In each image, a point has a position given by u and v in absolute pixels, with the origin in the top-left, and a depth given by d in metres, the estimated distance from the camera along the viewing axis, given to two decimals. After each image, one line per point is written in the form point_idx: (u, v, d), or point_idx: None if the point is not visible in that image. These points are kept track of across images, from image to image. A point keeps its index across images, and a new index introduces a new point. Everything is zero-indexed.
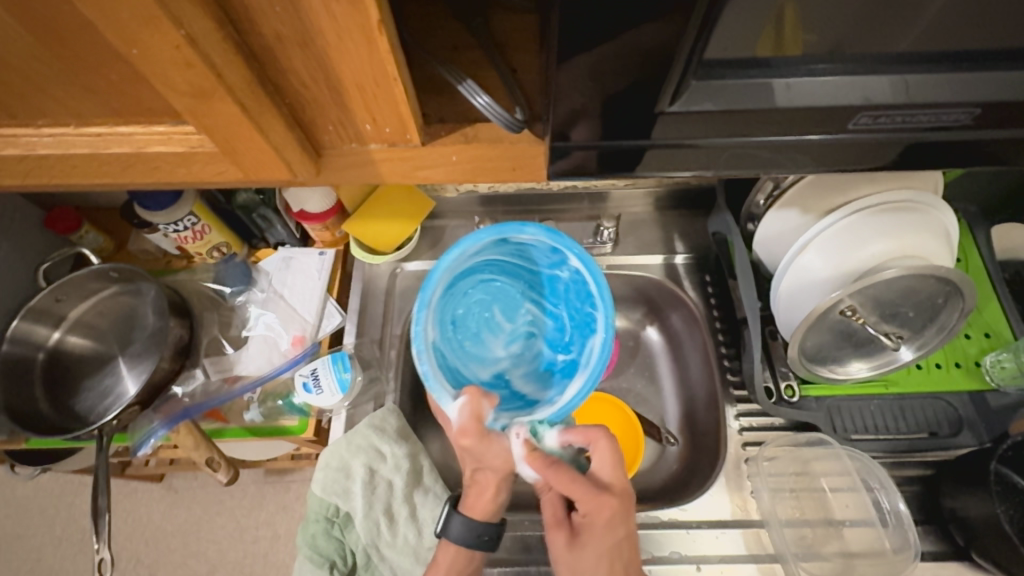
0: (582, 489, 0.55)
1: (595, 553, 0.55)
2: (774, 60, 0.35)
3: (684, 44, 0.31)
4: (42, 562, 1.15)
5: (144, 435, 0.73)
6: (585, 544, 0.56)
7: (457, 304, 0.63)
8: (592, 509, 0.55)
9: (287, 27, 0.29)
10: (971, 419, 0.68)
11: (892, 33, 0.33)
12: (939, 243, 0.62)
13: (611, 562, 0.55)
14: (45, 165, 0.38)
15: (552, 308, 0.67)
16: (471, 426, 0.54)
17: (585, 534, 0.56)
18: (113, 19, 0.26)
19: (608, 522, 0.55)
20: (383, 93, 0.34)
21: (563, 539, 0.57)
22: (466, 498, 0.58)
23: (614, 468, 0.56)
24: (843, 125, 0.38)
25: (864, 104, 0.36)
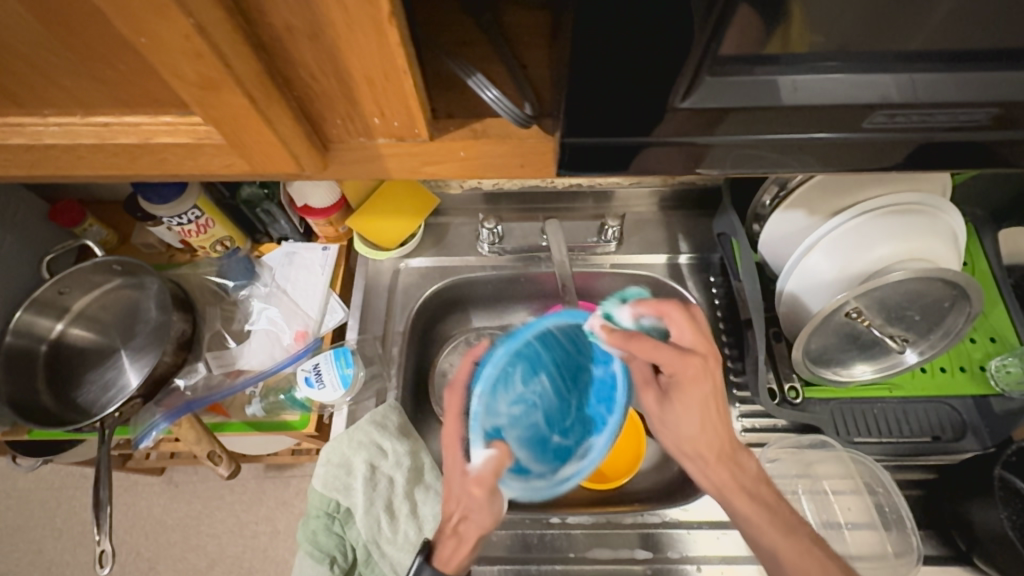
0: (663, 351, 0.55)
1: (688, 407, 0.57)
2: (781, 57, 0.34)
3: (697, 42, 0.31)
4: (42, 553, 1.15)
5: (147, 427, 0.73)
6: (674, 400, 0.58)
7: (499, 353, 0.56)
8: (680, 368, 0.56)
9: (298, 20, 0.29)
10: (974, 424, 0.68)
11: (912, 34, 0.32)
12: (947, 246, 0.61)
13: (702, 409, 0.57)
14: (51, 154, 0.37)
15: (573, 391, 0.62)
16: (489, 476, 0.52)
17: (673, 394, 0.58)
18: (123, 8, 0.26)
19: (694, 376, 0.56)
20: (392, 87, 0.33)
21: (654, 399, 0.60)
22: (441, 550, 0.54)
23: (691, 332, 0.58)
24: (856, 123, 0.38)
25: (879, 103, 0.36)
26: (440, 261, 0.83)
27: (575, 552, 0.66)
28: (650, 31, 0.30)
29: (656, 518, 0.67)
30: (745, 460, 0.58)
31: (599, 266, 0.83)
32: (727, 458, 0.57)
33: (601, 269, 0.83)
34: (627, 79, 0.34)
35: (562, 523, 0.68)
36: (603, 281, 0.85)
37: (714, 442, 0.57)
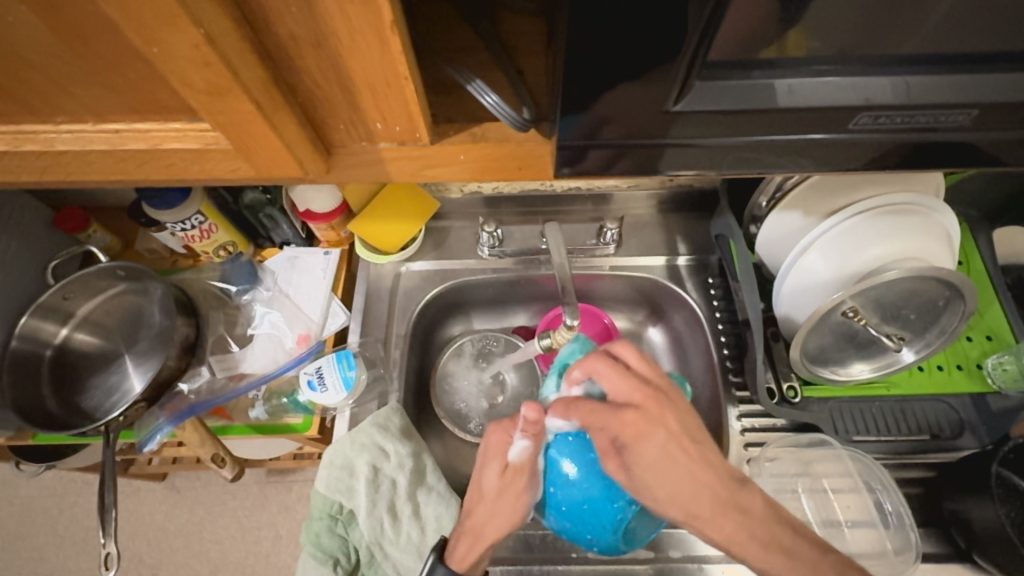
0: (598, 412, 0.49)
1: (652, 460, 0.47)
2: (779, 61, 0.35)
3: (686, 49, 0.32)
4: (44, 560, 1.15)
5: (150, 431, 0.73)
6: (638, 462, 0.48)
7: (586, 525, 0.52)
8: (624, 422, 0.48)
9: (304, 29, 0.30)
10: (971, 421, 0.69)
11: (907, 36, 0.34)
12: (940, 247, 0.62)
13: (671, 465, 0.47)
14: (62, 161, 0.38)
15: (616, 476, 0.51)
16: (525, 464, 0.54)
17: (631, 448, 0.48)
18: (136, 19, 0.27)
19: (642, 428, 0.48)
20: (394, 93, 0.34)
21: (617, 469, 0.49)
22: (454, 548, 0.54)
23: (624, 379, 0.50)
24: (843, 124, 0.39)
25: (865, 105, 0.37)
26: (441, 264, 0.84)
27: (578, 553, 0.67)
28: (644, 38, 0.32)
29: None
30: (751, 501, 0.48)
31: (598, 269, 0.84)
32: (727, 508, 0.47)
33: (600, 272, 0.84)
34: (623, 83, 0.34)
35: None
36: (602, 283, 0.86)
37: (702, 496, 0.47)
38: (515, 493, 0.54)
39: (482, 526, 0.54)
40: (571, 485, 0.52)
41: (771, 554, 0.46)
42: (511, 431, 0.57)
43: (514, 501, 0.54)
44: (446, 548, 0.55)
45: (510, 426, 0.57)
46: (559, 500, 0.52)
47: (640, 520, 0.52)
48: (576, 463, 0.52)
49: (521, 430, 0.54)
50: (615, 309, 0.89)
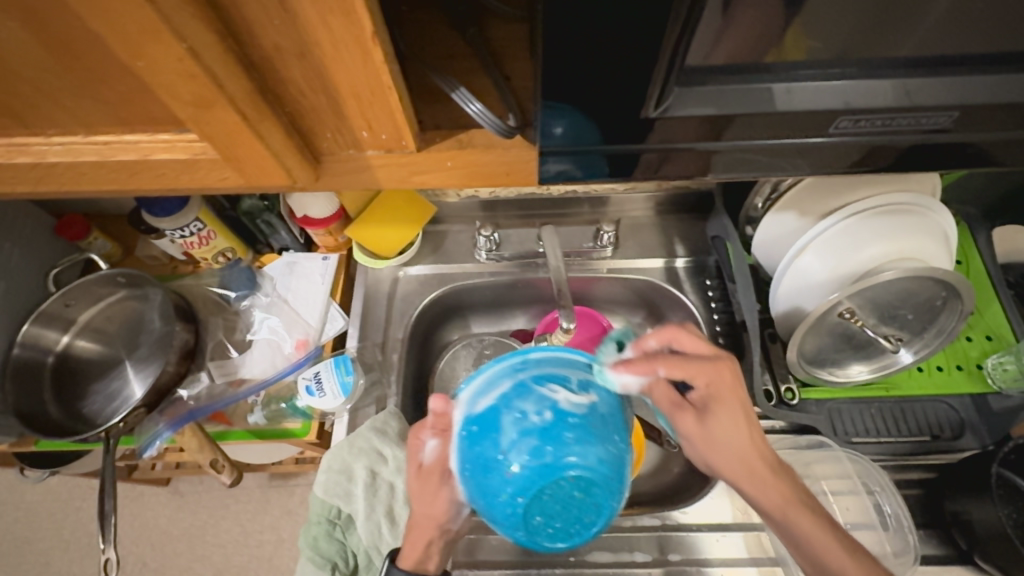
0: (693, 363, 0.53)
1: (730, 418, 0.53)
2: (776, 65, 0.35)
3: (665, 51, 0.32)
4: (49, 565, 1.16)
5: (150, 437, 0.74)
6: (713, 416, 0.53)
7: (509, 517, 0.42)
8: (714, 379, 0.53)
9: (287, 40, 0.30)
10: (972, 422, 0.68)
11: (894, 41, 0.34)
12: (936, 246, 0.62)
13: (739, 425, 0.53)
14: (54, 171, 0.39)
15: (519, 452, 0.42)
16: (437, 465, 0.54)
17: (711, 405, 0.53)
18: (120, 34, 0.27)
19: (731, 390, 0.53)
20: (379, 101, 0.35)
21: (692, 422, 0.54)
22: (402, 546, 0.55)
23: (707, 345, 0.55)
24: (825, 128, 0.39)
25: (844, 109, 0.37)
26: (438, 268, 0.84)
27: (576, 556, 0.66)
28: (624, 44, 0.32)
29: (657, 521, 0.68)
30: (794, 473, 0.53)
31: (595, 271, 0.84)
32: (781, 471, 0.52)
33: (597, 274, 0.84)
34: (606, 86, 0.35)
35: None
36: (600, 286, 0.86)
37: (746, 454, 0.52)
38: (432, 492, 0.55)
39: (416, 523, 0.55)
40: (484, 476, 0.43)
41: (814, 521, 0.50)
42: (421, 435, 0.55)
43: (434, 499, 0.54)
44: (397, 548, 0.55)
45: (417, 430, 0.55)
46: (473, 490, 0.44)
47: (564, 508, 0.43)
48: (477, 450, 0.44)
49: (430, 431, 0.53)
50: (614, 311, 0.89)
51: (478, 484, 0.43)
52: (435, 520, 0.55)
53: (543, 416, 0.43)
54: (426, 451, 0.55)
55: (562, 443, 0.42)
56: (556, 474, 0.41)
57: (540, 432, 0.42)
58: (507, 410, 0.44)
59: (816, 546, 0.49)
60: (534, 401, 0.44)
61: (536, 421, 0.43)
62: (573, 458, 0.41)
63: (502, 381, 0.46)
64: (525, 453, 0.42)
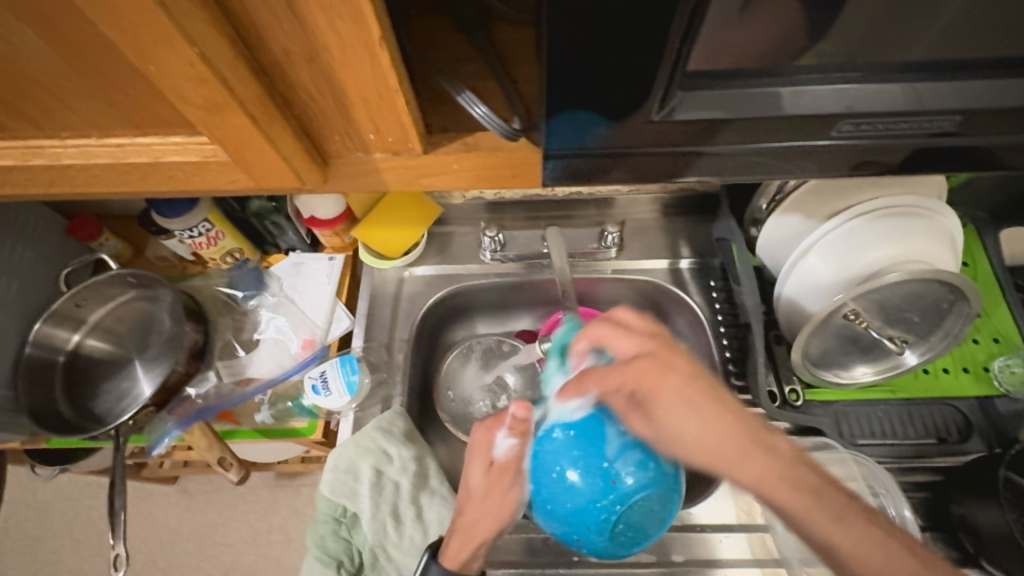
0: (615, 370, 0.50)
1: (674, 407, 0.48)
2: (787, 68, 0.35)
3: (668, 53, 0.33)
4: (60, 562, 1.18)
5: (159, 435, 0.76)
6: (656, 413, 0.49)
7: (578, 525, 0.49)
8: (638, 378, 0.49)
9: (296, 45, 0.31)
10: (979, 425, 0.68)
11: (900, 45, 0.34)
12: (942, 249, 0.62)
13: (693, 408, 0.48)
14: (69, 174, 0.40)
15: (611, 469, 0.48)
16: (512, 464, 0.57)
17: (647, 399, 0.49)
18: (135, 40, 0.28)
19: (656, 379, 0.49)
20: (385, 105, 0.35)
21: (642, 425, 0.49)
22: (447, 546, 0.55)
23: (628, 337, 0.52)
24: (826, 132, 0.39)
25: (846, 112, 0.37)
26: (444, 269, 0.85)
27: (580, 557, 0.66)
28: (628, 47, 0.32)
29: None
30: (776, 441, 0.48)
31: (601, 272, 0.84)
32: (751, 447, 0.47)
33: (602, 275, 0.84)
34: (611, 90, 0.35)
35: None
36: (605, 288, 0.86)
37: (709, 436, 0.47)
38: (502, 491, 0.57)
39: (473, 525, 0.55)
40: (570, 488, 0.49)
41: (800, 495, 0.45)
42: (492, 430, 0.59)
43: (502, 499, 0.56)
44: (440, 546, 0.55)
45: (490, 425, 0.60)
46: (548, 495, 0.50)
47: (631, 521, 0.49)
48: (563, 462, 0.49)
49: (508, 429, 0.58)
50: None
51: (560, 491, 0.49)
52: (496, 520, 0.56)
53: (646, 433, 0.50)
54: (497, 447, 0.58)
55: (649, 470, 0.48)
56: (632, 484, 0.48)
57: (643, 449, 0.49)
58: (610, 422, 0.50)
59: (805, 521, 0.45)
60: (636, 419, 0.50)
61: (634, 435, 0.49)
62: (660, 471, 0.49)
63: (603, 393, 0.52)
64: (626, 462, 0.48)
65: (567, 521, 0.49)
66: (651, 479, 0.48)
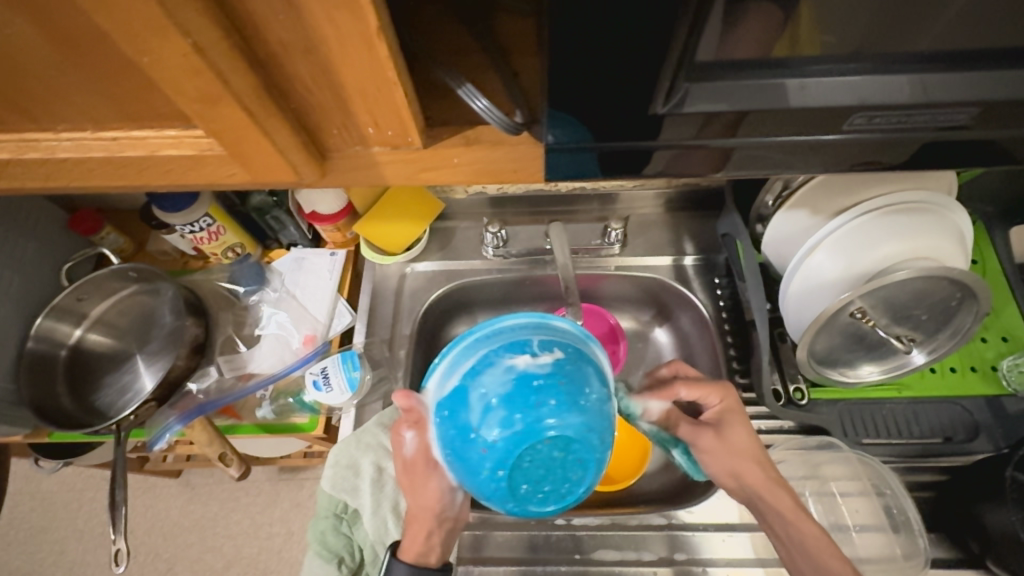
0: (708, 385, 0.59)
1: (744, 431, 0.58)
2: (788, 60, 0.34)
3: (676, 43, 0.32)
4: (64, 553, 1.19)
5: (160, 430, 0.75)
6: (726, 432, 0.58)
7: (494, 485, 0.42)
8: (726, 399, 0.59)
9: (292, 35, 0.30)
10: (987, 425, 0.67)
11: (914, 35, 0.33)
12: (952, 246, 0.61)
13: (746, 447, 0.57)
14: (64, 167, 0.39)
15: (508, 414, 0.41)
16: (421, 456, 0.54)
17: (720, 422, 0.59)
18: (128, 30, 0.27)
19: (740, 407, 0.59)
20: (384, 98, 0.34)
21: (711, 437, 0.58)
22: (402, 541, 0.55)
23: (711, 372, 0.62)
24: (839, 124, 0.38)
25: (859, 105, 0.36)
26: (446, 264, 0.84)
27: (581, 554, 0.66)
28: (635, 38, 0.31)
29: (663, 520, 0.67)
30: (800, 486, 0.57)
31: (604, 268, 0.83)
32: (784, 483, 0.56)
33: (605, 271, 0.83)
34: (616, 83, 0.34)
35: (568, 525, 0.68)
36: (608, 283, 0.85)
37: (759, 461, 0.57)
38: (424, 482, 0.55)
39: (414, 515, 0.56)
40: (476, 446, 0.42)
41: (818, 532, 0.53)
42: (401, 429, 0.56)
43: (427, 489, 0.55)
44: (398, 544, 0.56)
45: (398, 425, 0.56)
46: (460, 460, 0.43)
47: (544, 469, 0.42)
48: (464, 421, 0.43)
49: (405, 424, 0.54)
50: (622, 309, 0.89)
51: (469, 454, 0.42)
52: (431, 509, 0.55)
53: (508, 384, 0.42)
54: (407, 444, 0.55)
55: (551, 404, 0.41)
56: (543, 432, 0.40)
57: (524, 393, 0.41)
58: (473, 387, 0.43)
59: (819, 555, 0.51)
60: (501, 368, 0.43)
61: (500, 385, 0.42)
62: (543, 411, 0.40)
63: (467, 360, 0.45)
64: (495, 419, 0.41)
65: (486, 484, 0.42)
66: (536, 422, 0.40)
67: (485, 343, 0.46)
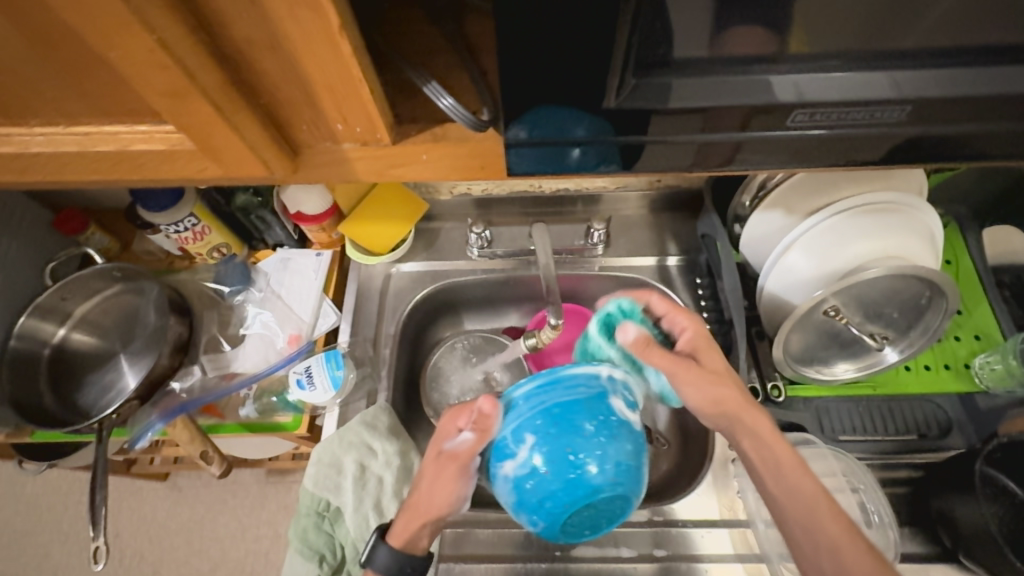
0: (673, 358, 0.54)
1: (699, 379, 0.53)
2: (780, 56, 0.36)
3: (621, 37, 0.33)
4: (49, 557, 1.18)
5: (143, 428, 0.75)
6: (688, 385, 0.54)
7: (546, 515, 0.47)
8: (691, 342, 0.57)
9: (257, 32, 0.31)
10: (960, 420, 0.68)
11: (861, 34, 0.34)
12: (921, 244, 0.62)
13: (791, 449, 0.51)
14: (39, 162, 0.40)
15: (563, 457, 0.46)
16: (464, 456, 0.52)
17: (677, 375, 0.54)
18: (94, 26, 0.28)
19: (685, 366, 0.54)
20: (351, 94, 0.35)
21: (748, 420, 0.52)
22: (394, 525, 0.55)
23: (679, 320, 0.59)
24: (778, 116, 0.38)
25: (794, 98, 0.37)
26: (431, 264, 0.85)
27: (562, 551, 0.67)
28: (581, 30, 0.32)
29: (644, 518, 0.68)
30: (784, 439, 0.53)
31: (588, 269, 0.84)
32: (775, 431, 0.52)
33: (589, 272, 0.84)
34: (570, 75, 0.35)
35: None
36: (592, 284, 0.86)
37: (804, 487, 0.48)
38: (445, 481, 0.53)
39: (419, 503, 0.54)
40: (538, 480, 0.47)
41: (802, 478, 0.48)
42: (460, 419, 0.53)
43: (446, 490, 0.53)
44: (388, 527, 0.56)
45: (458, 413, 0.54)
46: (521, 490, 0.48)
47: (595, 517, 0.49)
48: (523, 459, 0.48)
49: (473, 419, 0.51)
50: None
51: (527, 487, 0.48)
52: (438, 509, 0.53)
53: (546, 462, 0.47)
54: (456, 438, 0.53)
55: (600, 450, 0.46)
56: (591, 476, 0.46)
57: (575, 439, 0.47)
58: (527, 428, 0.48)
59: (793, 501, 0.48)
60: (533, 447, 0.47)
61: (534, 467, 0.47)
62: (584, 481, 0.46)
63: (517, 394, 0.50)
64: (544, 499, 0.47)
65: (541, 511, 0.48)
66: (582, 492, 0.46)
67: (510, 422, 0.49)
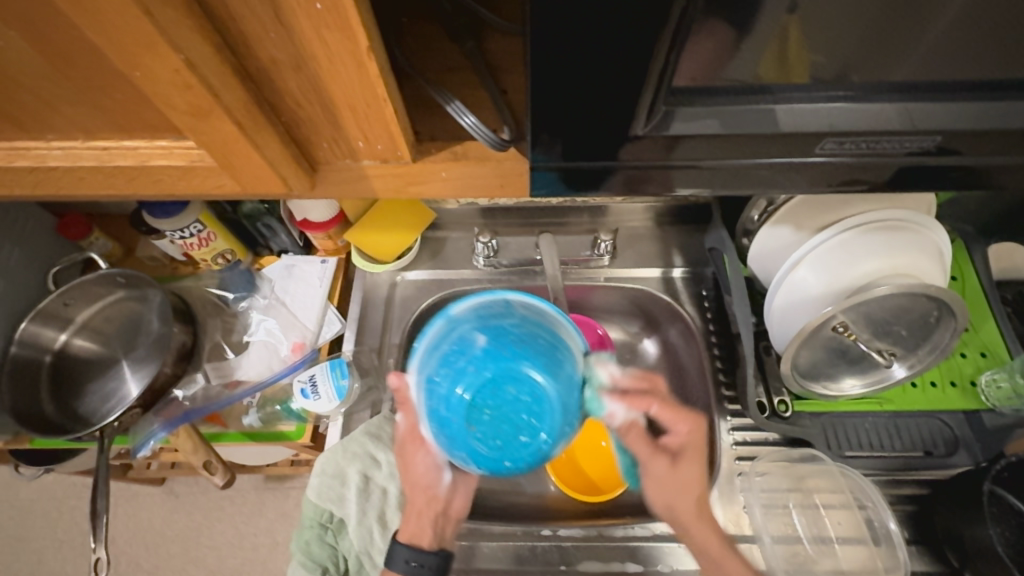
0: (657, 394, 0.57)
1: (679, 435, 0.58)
2: (778, 85, 0.36)
3: (660, 62, 0.33)
4: (43, 563, 1.16)
5: (144, 437, 0.75)
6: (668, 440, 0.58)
7: (477, 438, 0.47)
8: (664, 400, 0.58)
9: (284, 53, 0.31)
10: (966, 438, 0.68)
11: (874, 64, 0.35)
12: (930, 262, 0.62)
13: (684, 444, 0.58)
14: (55, 176, 0.40)
15: (466, 371, 0.48)
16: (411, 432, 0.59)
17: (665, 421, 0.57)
18: (121, 45, 0.28)
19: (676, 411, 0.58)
20: (373, 112, 0.35)
21: (664, 468, 0.59)
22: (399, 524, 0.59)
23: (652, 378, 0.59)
24: (809, 149, 0.40)
25: (829, 131, 0.38)
26: (436, 274, 0.85)
27: (567, 565, 0.66)
28: (603, 59, 0.32)
29: (646, 531, 0.68)
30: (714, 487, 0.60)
31: (594, 280, 0.84)
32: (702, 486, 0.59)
33: (595, 283, 0.84)
34: (601, 103, 0.35)
35: (553, 536, 0.68)
36: (597, 295, 0.86)
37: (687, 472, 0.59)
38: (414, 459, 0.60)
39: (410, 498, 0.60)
40: (457, 396, 0.48)
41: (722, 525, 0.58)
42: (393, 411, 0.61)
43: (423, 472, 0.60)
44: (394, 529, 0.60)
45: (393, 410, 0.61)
46: (455, 424, 0.48)
47: (512, 424, 0.48)
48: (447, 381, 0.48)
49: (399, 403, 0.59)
50: (611, 321, 0.90)
51: (452, 413, 0.48)
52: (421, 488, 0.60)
53: (459, 390, 0.48)
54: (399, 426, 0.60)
55: (514, 363, 0.48)
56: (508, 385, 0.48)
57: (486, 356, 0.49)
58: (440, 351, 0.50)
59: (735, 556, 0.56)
60: (428, 368, 0.50)
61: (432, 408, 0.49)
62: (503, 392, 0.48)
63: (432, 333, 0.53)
64: (453, 417, 0.48)
65: (482, 432, 0.48)
66: (502, 391, 0.48)
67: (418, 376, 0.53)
